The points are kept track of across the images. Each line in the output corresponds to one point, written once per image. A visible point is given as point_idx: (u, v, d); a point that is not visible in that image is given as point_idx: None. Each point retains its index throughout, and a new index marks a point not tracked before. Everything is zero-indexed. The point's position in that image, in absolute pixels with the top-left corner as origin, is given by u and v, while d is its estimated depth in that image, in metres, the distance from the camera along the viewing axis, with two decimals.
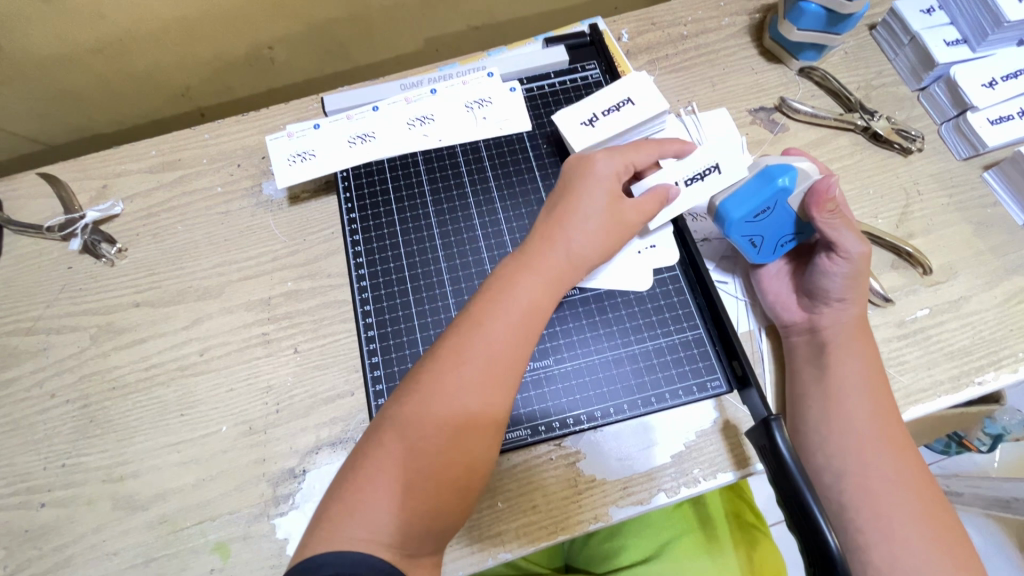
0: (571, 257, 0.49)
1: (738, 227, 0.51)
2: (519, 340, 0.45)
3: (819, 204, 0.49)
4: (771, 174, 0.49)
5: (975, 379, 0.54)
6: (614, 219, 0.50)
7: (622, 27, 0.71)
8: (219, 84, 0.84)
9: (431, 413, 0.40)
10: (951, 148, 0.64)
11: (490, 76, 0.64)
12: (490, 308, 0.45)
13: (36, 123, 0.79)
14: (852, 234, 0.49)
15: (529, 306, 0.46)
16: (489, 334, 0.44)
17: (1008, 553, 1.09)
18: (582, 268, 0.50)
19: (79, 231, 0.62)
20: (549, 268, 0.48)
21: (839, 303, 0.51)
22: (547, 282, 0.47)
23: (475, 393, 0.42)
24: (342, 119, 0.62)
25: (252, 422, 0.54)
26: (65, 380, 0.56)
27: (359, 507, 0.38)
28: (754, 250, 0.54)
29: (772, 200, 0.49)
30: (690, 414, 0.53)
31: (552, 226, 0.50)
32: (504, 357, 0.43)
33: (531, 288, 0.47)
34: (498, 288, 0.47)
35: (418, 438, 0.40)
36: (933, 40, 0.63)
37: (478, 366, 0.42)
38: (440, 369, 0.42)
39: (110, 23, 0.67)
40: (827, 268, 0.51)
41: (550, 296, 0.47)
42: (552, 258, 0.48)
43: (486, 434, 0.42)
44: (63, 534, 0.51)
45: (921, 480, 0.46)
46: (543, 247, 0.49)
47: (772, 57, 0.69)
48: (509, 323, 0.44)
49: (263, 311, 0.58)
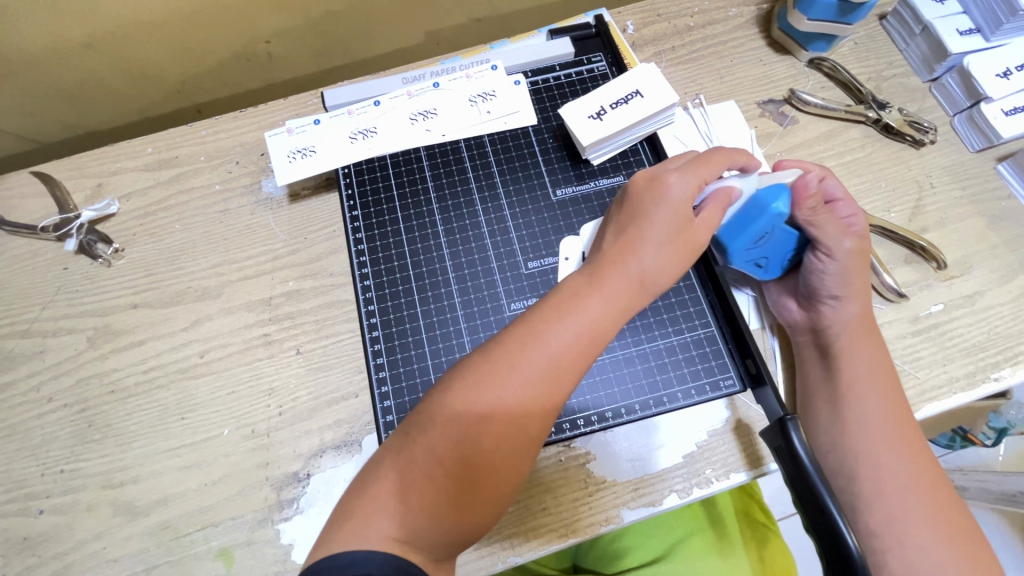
0: (640, 279, 0.43)
1: (738, 255, 0.52)
2: (575, 365, 0.40)
3: (799, 204, 0.49)
4: (763, 199, 0.48)
5: (992, 376, 0.53)
6: (685, 236, 0.45)
7: (627, 19, 0.69)
8: (216, 80, 0.82)
9: (468, 420, 0.38)
10: (964, 140, 0.63)
11: (494, 69, 0.62)
12: (543, 322, 0.41)
13: (29, 121, 0.78)
14: (834, 227, 0.49)
15: (589, 333, 0.41)
16: (543, 350, 0.40)
17: (1012, 546, 1.08)
18: (648, 295, 0.44)
19: (74, 231, 0.60)
20: (616, 293, 0.42)
21: (835, 300, 0.50)
22: (613, 307, 0.42)
23: (518, 407, 0.39)
24: (342, 115, 0.61)
25: (254, 425, 0.53)
26: (62, 384, 0.55)
27: (372, 509, 0.37)
28: (760, 271, 0.54)
29: (768, 225, 0.48)
30: (701, 413, 0.52)
31: (619, 243, 0.45)
32: (554, 376, 0.40)
33: (596, 313, 0.41)
34: (560, 304, 0.42)
35: (449, 442, 0.38)
36: (946, 29, 0.61)
37: (525, 382, 0.39)
38: (486, 374, 0.39)
39: (102, 18, 0.65)
40: (817, 266, 0.50)
41: (614, 325, 0.42)
42: (623, 281, 0.43)
43: (523, 451, 0.39)
44: (63, 542, 0.49)
45: (938, 482, 0.45)
46: (609, 266, 0.43)
47: (780, 48, 0.68)
48: (564, 344, 0.40)
49: (265, 311, 0.57)
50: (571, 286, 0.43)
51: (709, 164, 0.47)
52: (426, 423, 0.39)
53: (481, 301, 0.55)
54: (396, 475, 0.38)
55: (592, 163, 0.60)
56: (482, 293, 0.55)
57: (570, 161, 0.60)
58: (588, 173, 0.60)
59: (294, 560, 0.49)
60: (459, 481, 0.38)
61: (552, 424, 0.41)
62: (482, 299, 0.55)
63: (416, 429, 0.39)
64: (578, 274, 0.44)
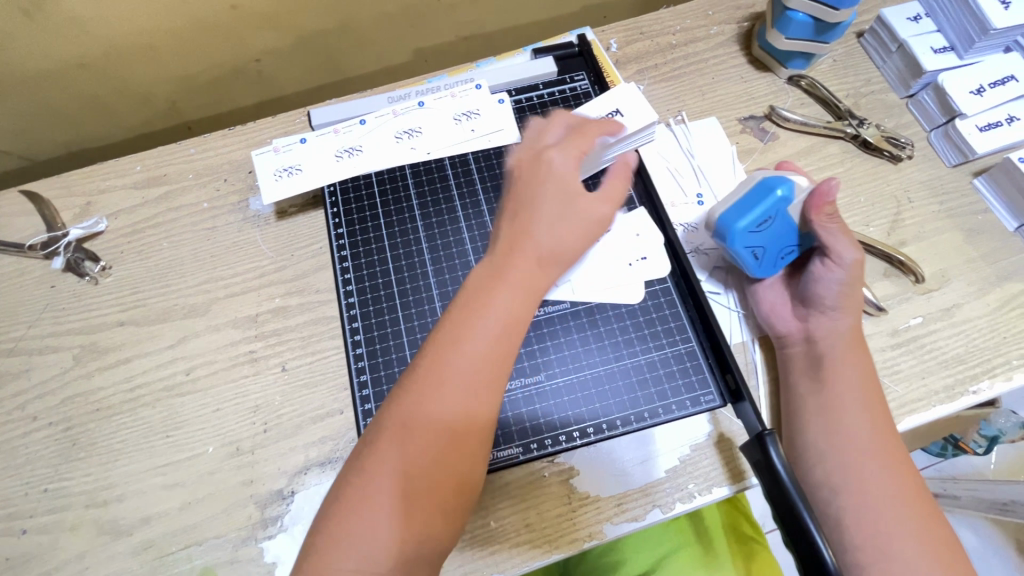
0: (547, 255, 0.45)
1: (741, 238, 0.50)
2: (495, 353, 0.41)
3: (818, 209, 0.49)
4: (770, 184, 0.49)
5: (970, 388, 0.53)
6: (584, 202, 0.47)
7: (610, 37, 0.71)
8: (207, 97, 0.83)
9: (405, 433, 0.39)
10: (940, 155, 0.64)
11: (478, 88, 0.63)
12: (455, 326, 0.42)
13: (20, 138, 0.78)
14: (849, 240, 0.50)
15: (505, 318, 0.42)
16: (462, 348, 0.41)
17: (1005, 554, 1.08)
18: (564, 265, 0.46)
19: (61, 249, 0.61)
20: (524, 274, 0.44)
21: (833, 312, 0.51)
22: (523, 290, 0.43)
23: (451, 408, 0.40)
24: (329, 133, 0.62)
25: (239, 443, 0.53)
26: (47, 403, 0.55)
27: (343, 534, 0.37)
28: (755, 263, 0.52)
29: (773, 209, 0.49)
30: (683, 428, 0.52)
31: (522, 226, 0.46)
32: (479, 370, 0.41)
33: (506, 300, 0.43)
34: (470, 302, 0.43)
35: (397, 456, 0.39)
36: (920, 47, 0.63)
37: (451, 382, 0.40)
38: (415, 390, 0.40)
39: (92, 38, 0.66)
40: (822, 274, 0.51)
41: (528, 306, 0.44)
42: (529, 261, 0.44)
43: (468, 451, 0.40)
44: (46, 562, 0.49)
45: (920, 494, 0.45)
46: (517, 249, 0.45)
47: (761, 66, 0.69)
48: (479, 337, 0.41)
49: (251, 328, 0.57)
50: (476, 280, 0.44)
51: (587, 133, 0.51)
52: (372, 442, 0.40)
53: None
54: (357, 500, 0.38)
55: None
56: None
57: None
58: None
59: None
60: (419, 494, 0.38)
61: (494, 417, 0.41)
62: None
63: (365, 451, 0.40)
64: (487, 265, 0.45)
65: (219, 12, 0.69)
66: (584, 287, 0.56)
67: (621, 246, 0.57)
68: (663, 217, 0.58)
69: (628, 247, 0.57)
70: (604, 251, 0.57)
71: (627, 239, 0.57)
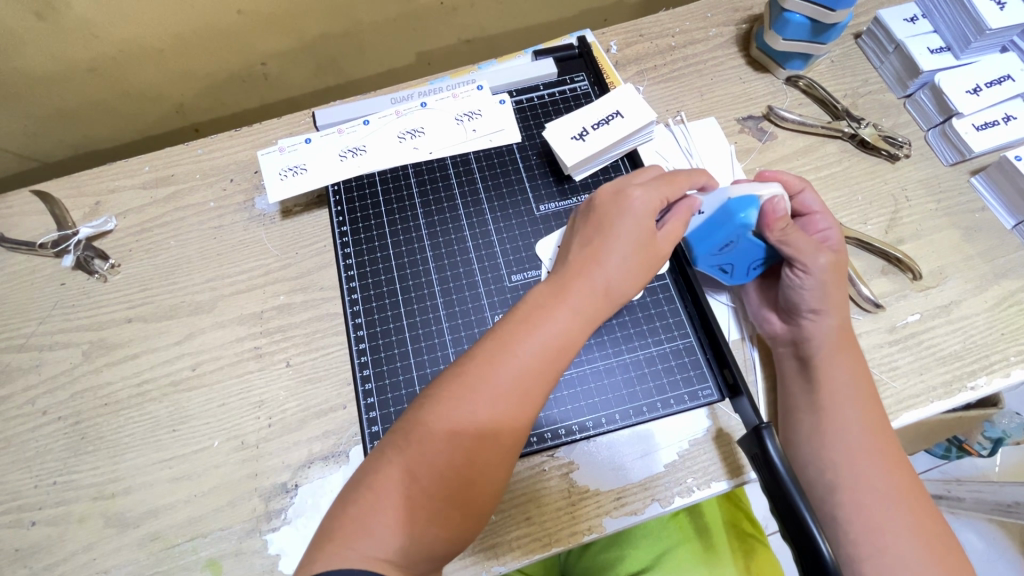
0: (603, 291, 0.47)
1: (704, 259, 0.54)
2: (545, 375, 0.43)
3: (769, 224, 0.48)
4: (730, 210, 0.48)
5: (968, 384, 0.54)
6: (646, 248, 0.48)
7: (610, 39, 0.72)
8: (214, 99, 0.84)
9: (453, 435, 0.40)
10: (938, 154, 0.64)
11: (479, 89, 0.64)
12: (513, 337, 0.44)
13: (32, 140, 0.80)
14: (810, 246, 0.49)
15: (560, 341, 0.44)
16: (517, 363, 0.43)
17: (1010, 557, 1.07)
18: (615, 302, 0.48)
19: (71, 247, 0.62)
20: (584, 301, 0.46)
21: (814, 314, 0.50)
22: (580, 318, 0.45)
23: (498, 422, 0.41)
24: (333, 133, 0.63)
25: (243, 437, 0.53)
26: (58, 397, 0.56)
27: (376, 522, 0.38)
28: (727, 274, 0.55)
29: (731, 234, 0.49)
30: (682, 422, 0.53)
31: (586, 253, 0.48)
32: (527, 388, 0.42)
33: (566, 324, 0.45)
34: (532, 318, 0.45)
35: (444, 457, 0.40)
36: (917, 48, 0.63)
37: (504, 395, 0.42)
38: (462, 393, 0.42)
39: (102, 41, 0.68)
40: (794, 282, 0.50)
41: (583, 335, 0.46)
42: (588, 290, 0.46)
43: (506, 463, 0.42)
44: (54, 553, 0.50)
45: (914, 488, 0.45)
46: (576, 277, 0.47)
47: (759, 67, 0.70)
48: (533, 355, 0.43)
49: (256, 324, 0.58)
50: (540, 299, 0.46)
51: (678, 183, 0.50)
52: (416, 437, 0.40)
53: (466, 312, 0.56)
54: (394, 490, 0.39)
55: (576, 179, 0.61)
56: (467, 306, 0.56)
57: (553, 177, 0.62)
58: (571, 189, 0.61)
59: (281, 571, 0.49)
60: (450, 489, 0.40)
61: (528, 432, 0.43)
62: (466, 311, 0.56)
63: (406, 443, 0.40)
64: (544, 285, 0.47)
65: (226, 17, 0.70)
66: None
67: None
68: None
69: None
70: None
71: None
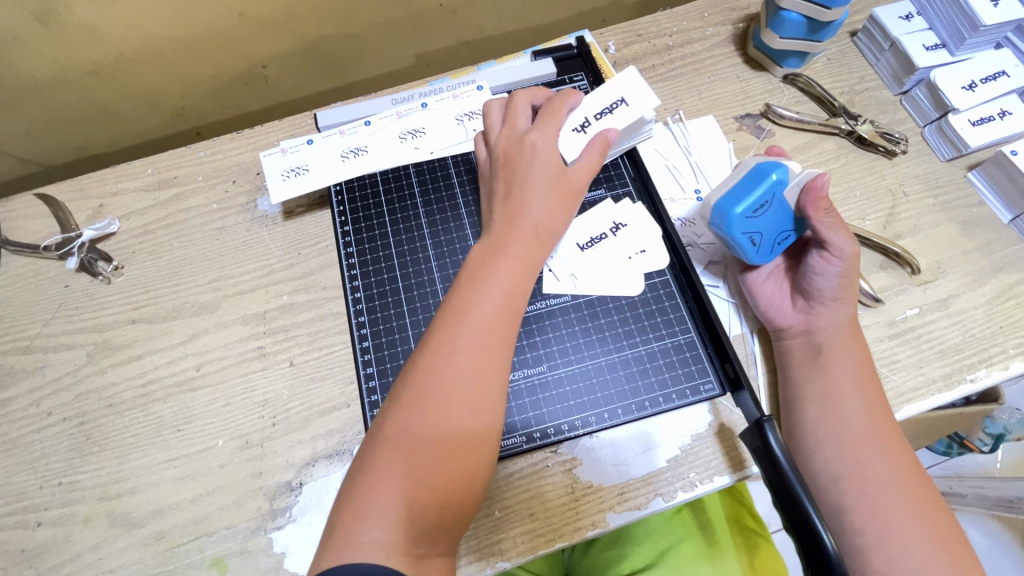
0: (536, 234, 0.50)
1: (739, 224, 0.50)
2: (499, 330, 0.45)
3: (816, 202, 0.49)
4: (764, 169, 0.50)
5: (968, 377, 0.54)
6: (564, 185, 0.52)
7: (608, 39, 0.72)
8: (214, 102, 0.85)
9: (426, 422, 0.41)
10: (934, 150, 0.65)
11: (480, 89, 0.65)
12: (461, 306, 0.45)
13: (34, 144, 0.80)
14: (846, 231, 0.50)
15: (505, 291, 0.47)
16: (470, 326, 0.44)
17: (1013, 553, 1.08)
18: (550, 242, 0.51)
19: (75, 250, 0.62)
20: (521, 249, 0.49)
21: (834, 303, 0.51)
22: (520, 264, 0.48)
23: (467, 396, 0.42)
24: (334, 135, 0.63)
25: (248, 436, 0.54)
26: (62, 399, 0.56)
27: (369, 511, 0.38)
28: (753, 249, 0.52)
29: (769, 193, 0.49)
30: (685, 417, 0.53)
31: (512, 206, 0.51)
32: (485, 353, 0.43)
33: (509, 273, 0.47)
34: (472, 279, 0.47)
35: (423, 445, 0.40)
36: (913, 45, 0.64)
37: (466, 366, 0.43)
38: (424, 378, 0.42)
39: (104, 45, 0.68)
40: (821, 266, 0.51)
41: (527, 279, 0.48)
42: (523, 237, 0.49)
43: (488, 438, 0.42)
44: (60, 554, 0.50)
45: (917, 479, 0.46)
46: (508, 230, 0.50)
47: (756, 65, 0.70)
48: (484, 317, 0.45)
49: (259, 324, 0.58)
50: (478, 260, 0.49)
51: (557, 112, 0.55)
52: (390, 435, 0.41)
53: None
54: (383, 489, 0.39)
55: None
56: None
57: None
58: None
59: (286, 569, 0.49)
60: (439, 477, 0.40)
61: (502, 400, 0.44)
62: None
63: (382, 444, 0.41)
64: (482, 246, 0.50)
65: (228, 21, 0.71)
66: (586, 280, 0.57)
67: (611, 238, 0.58)
68: (660, 212, 0.59)
69: (623, 241, 0.58)
70: (594, 245, 0.58)
71: (615, 231, 0.58)
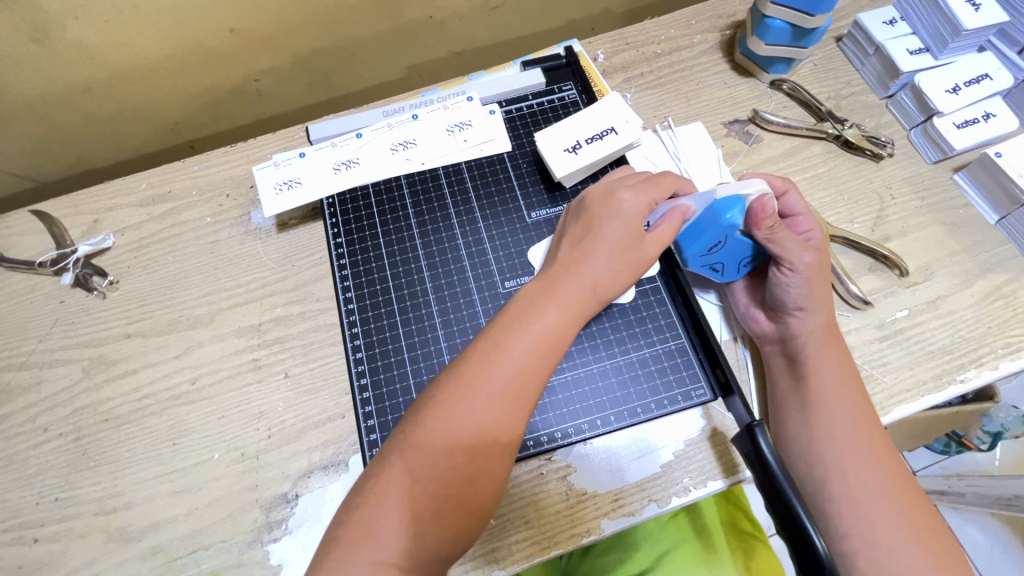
0: (589, 290, 0.48)
1: (695, 260, 0.55)
2: (534, 374, 0.44)
3: (758, 223, 0.50)
4: (716, 210, 0.50)
5: (958, 378, 0.54)
6: (633, 250, 0.49)
7: (597, 48, 0.73)
8: (208, 116, 0.85)
9: (447, 441, 0.41)
10: (921, 152, 0.65)
11: (469, 100, 0.65)
12: (503, 340, 0.45)
13: (29, 161, 0.81)
14: (796, 244, 0.50)
15: (549, 340, 0.45)
16: (508, 364, 0.44)
17: (1014, 551, 1.08)
18: (601, 301, 0.49)
19: (70, 265, 0.63)
20: (572, 299, 0.47)
21: (800, 312, 0.51)
22: (568, 314, 0.47)
23: (491, 426, 0.42)
24: (326, 147, 0.64)
25: (243, 449, 0.54)
26: (58, 414, 0.56)
27: (375, 517, 0.39)
28: (718, 273, 0.56)
29: (719, 234, 0.51)
30: (677, 423, 0.53)
31: (575, 254, 0.50)
32: (521, 387, 0.43)
33: (555, 322, 0.46)
34: (521, 318, 0.46)
35: (437, 461, 0.41)
36: (897, 49, 0.65)
37: (499, 401, 0.42)
38: (456, 397, 0.42)
39: (97, 63, 0.69)
40: (780, 281, 0.51)
41: (570, 331, 0.47)
42: (576, 288, 0.48)
43: (501, 464, 0.42)
44: (57, 569, 0.51)
45: (905, 483, 0.46)
46: (565, 277, 0.48)
47: (744, 72, 0.71)
48: (522, 357, 0.44)
49: (254, 336, 0.59)
50: (530, 299, 0.47)
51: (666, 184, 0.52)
52: (412, 442, 0.41)
53: (461, 321, 0.57)
54: (390, 492, 0.40)
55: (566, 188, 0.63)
56: (461, 314, 0.57)
57: (543, 185, 0.63)
58: (561, 197, 0.62)
59: None
60: (444, 493, 0.40)
61: (522, 435, 0.44)
62: (460, 319, 0.57)
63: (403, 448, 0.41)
64: (536, 283, 0.49)
65: (219, 36, 0.72)
66: None
67: None
68: None
69: None
70: None
71: None
